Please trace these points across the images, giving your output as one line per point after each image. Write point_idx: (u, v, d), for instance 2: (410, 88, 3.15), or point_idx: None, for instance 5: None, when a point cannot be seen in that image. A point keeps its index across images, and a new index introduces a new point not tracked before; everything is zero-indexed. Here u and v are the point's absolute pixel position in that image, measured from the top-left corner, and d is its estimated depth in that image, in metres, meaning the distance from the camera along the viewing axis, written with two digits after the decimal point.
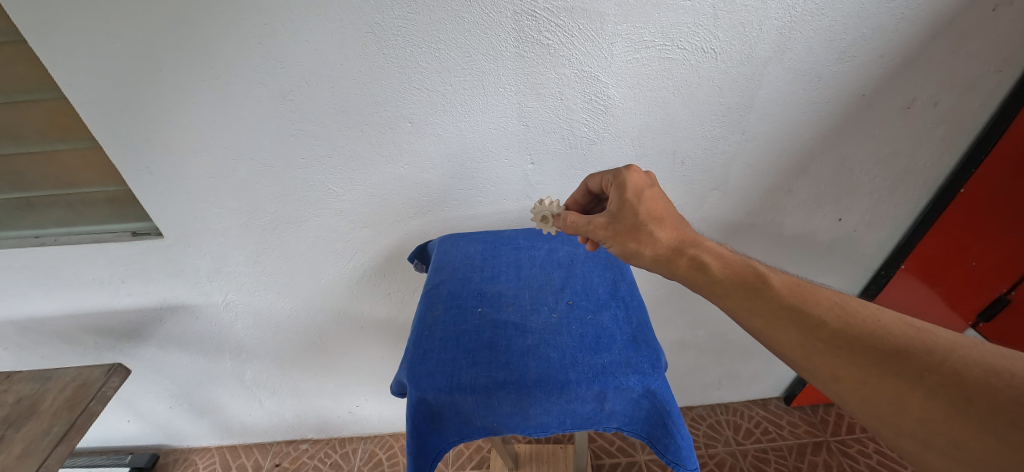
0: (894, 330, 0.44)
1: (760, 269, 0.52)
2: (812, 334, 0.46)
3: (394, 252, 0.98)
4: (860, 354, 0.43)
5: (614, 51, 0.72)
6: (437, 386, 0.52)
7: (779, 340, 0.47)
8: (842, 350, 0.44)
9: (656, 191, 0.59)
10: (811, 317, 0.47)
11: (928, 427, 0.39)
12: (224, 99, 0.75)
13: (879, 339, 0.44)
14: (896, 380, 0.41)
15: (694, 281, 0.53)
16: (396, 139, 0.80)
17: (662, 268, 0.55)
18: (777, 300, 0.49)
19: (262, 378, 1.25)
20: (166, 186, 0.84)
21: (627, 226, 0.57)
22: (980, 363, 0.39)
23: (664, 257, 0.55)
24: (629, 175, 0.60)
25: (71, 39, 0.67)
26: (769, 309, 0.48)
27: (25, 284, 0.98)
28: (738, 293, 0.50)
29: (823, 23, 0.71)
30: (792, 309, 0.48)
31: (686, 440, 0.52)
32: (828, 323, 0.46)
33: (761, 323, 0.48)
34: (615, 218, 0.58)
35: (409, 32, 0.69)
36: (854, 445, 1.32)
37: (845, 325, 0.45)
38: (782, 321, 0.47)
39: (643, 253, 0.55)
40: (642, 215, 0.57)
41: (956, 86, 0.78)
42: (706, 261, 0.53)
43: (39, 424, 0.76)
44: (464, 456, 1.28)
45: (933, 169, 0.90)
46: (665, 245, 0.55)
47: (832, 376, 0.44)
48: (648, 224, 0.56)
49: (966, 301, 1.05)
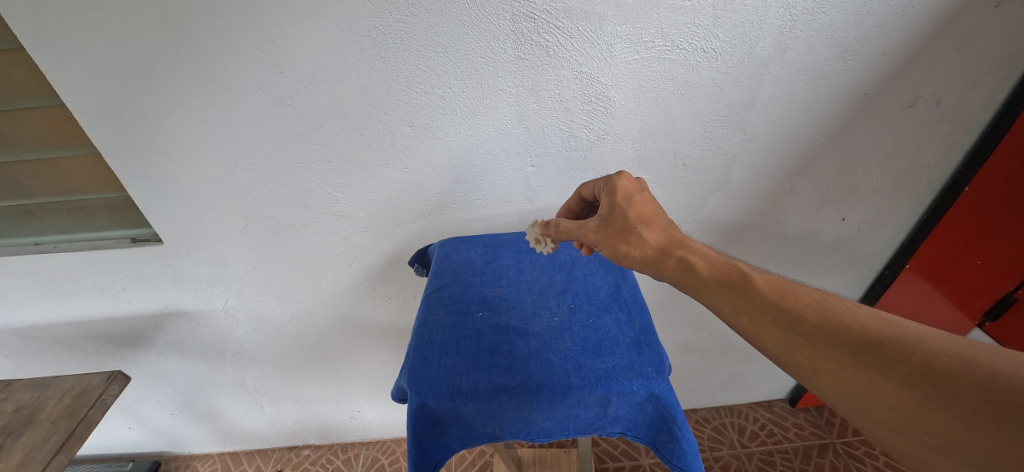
0: (868, 323, 0.43)
1: (745, 268, 0.51)
2: (791, 329, 0.45)
3: (394, 256, 0.97)
4: (837, 347, 0.43)
5: (614, 52, 0.72)
6: (439, 392, 0.52)
7: (760, 335, 0.46)
8: (820, 344, 0.43)
9: (646, 196, 0.60)
10: (791, 313, 0.46)
11: (903, 416, 0.38)
12: (223, 105, 0.75)
13: (854, 332, 0.43)
14: (872, 372, 0.40)
15: (681, 282, 0.53)
16: (395, 143, 0.80)
17: (651, 269, 0.55)
18: (761, 297, 0.48)
19: (263, 383, 1.25)
20: (166, 192, 0.84)
21: (616, 229, 0.57)
22: (951, 353, 0.39)
23: (652, 258, 0.55)
24: (618, 180, 0.60)
25: (70, 46, 0.67)
26: (751, 305, 0.48)
27: (26, 292, 0.98)
28: (724, 292, 0.50)
29: (824, 21, 0.71)
30: (772, 306, 0.47)
31: (692, 445, 0.51)
32: (807, 318, 0.45)
33: (745, 320, 0.47)
34: (606, 221, 0.58)
35: (408, 35, 0.69)
36: (861, 447, 1.31)
37: (822, 320, 0.45)
38: (763, 317, 0.46)
39: (630, 254, 0.55)
40: (631, 218, 0.57)
41: (958, 84, 0.78)
42: (692, 262, 0.53)
43: (39, 433, 0.75)
44: (468, 461, 1.28)
45: (935, 168, 0.90)
46: (652, 247, 0.55)
47: (811, 370, 0.43)
48: (637, 226, 0.56)
49: (971, 300, 1.05)
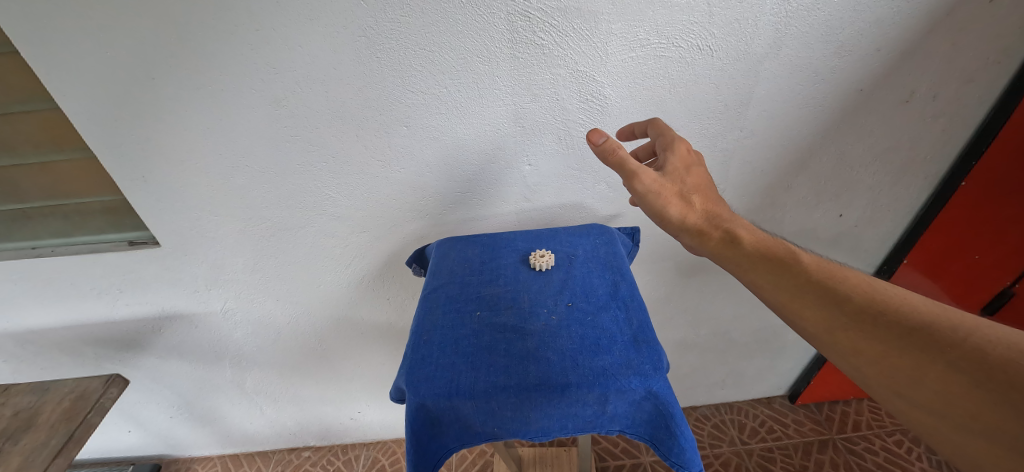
0: (919, 306, 0.44)
1: (793, 247, 0.53)
2: (833, 306, 0.47)
3: (392, 257, 0.97)
4: (882, 328, 0.44)
5: (609, 49, 0.72)
6: (436, 391, 0.52)
7: (800, 313, 0.48)
8: (865, 323, 0.45)
9: (701, 170, 0.62)
10: (836, 293, 0.48)
11: (945, 398, 0.39)
12: (218, 107, 0.74)
13: (903, 316, 0.44)
14: (918, 355, 0.41)
15: (724, 253, 0.55)
16: (392, 143, 0.80)
17: (693, 237, 0.58)
18: (808, 275, 0.50)
19: (263, 385, 1.25)
20: (162, 194, 0.84)
21: (673, 189, 0.59)
22: (1006, 342, 0.39)
23: (698, 226, 0.57)
24: (679, 146, 0.62)
25: (64, 49, 0.67)
26: (796, 283, 0.49)
27: (23, 296, 0.97)
28: (769, 266, 0.52)
29: (819, 17, 0.71)
30: (818, 285, 0.49)
31: (690, 441, 0.51)
32: (852, 297, 0.47)
33: (786, 297, 0.49)
34: (665, 178, 0.60)
35: (403, 35, 0.69)
36: (861, 443, 1.31)
37: (870, 301, 0.46)
38: (806, 295, 0.48)
39: (679, 217, 0.58)
40: (687, 184, 0.60)
41: (954, 79, 0.78)
42: (738, 234, 0.56)
43: (38, 437, 0.75)
44: (468, 461, 1.28)
45: (932, 162, 0.90)
46: (701, 216, 0.58)
47: (852, 349, 0.44)
48: (692, 194, 0.59)
49: (969, 294, 1.05)
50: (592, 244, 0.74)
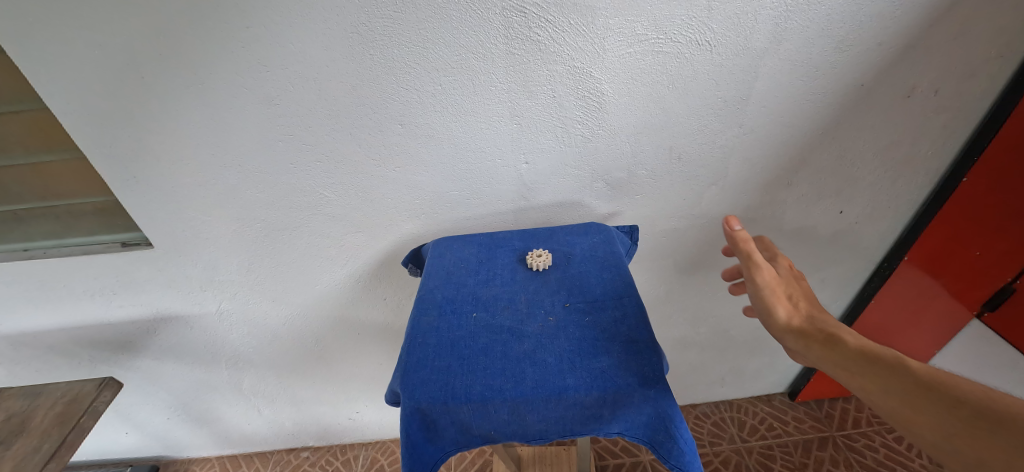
0: (978, 392, 0.44)
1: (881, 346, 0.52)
2: (952, 414, 0.43)
3: (388, 257, 0.96)
4: (937, 404, 0.44)
5: (606, 45, 0.71)
6: (431, 394, 0.51)
7: (874, 392, 0.48)
8: (927, 401, 0.45)
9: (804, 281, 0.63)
10: (902, 370, 0.48)
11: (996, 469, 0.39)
12: (210, 106, 0.73)
13: (960, 396, 0.44)
14: (974, 434, 0.41)
15: (822, 352, 0.53)
16: (386, 141, 0.79)
17: (791, 334, 0.56)
18: (882, 356, 0.49)
19: (259, 386, 1.24)
20: (155, 195, 0.83)
21: (782, 290, 0.60)
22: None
23: (798, 323, 0.56)
24: (782, 260, 0.65)
25: (51, 48, 0.65)
26: (864, 358, 0.50)
27: (16, 298, 0.96)
28: (842, 346, 0.52)
29: (819, 11, 0.69)
30: (887, 363, 0.49)
31: (690, 444, 0.50)
32: (970, 403, 0.43)
33: (850, 370, 0.50)
34: (779, 276, 0.61)
35: (396, 32, 0.68)
36: (861, 440, 1.31)
37: (935, 383, 0.46)
38: (870, 371, 0.49)
39: (783, 318, 0.57)
40: (791, 288, 0.61)
41: (956, 73, 0.77)
42: (843, 339, 0.52)
43: (30, 441, 0.74)
44: (467, 461, 1.27)
45: (933, 158, 0.89)
46: (800, 314, 0.57)
47: (908, 420, 0.45)
48: (795, 296, 0.60)
49: (969, 291, 1.04)
50: (590, 243, 0.73)
